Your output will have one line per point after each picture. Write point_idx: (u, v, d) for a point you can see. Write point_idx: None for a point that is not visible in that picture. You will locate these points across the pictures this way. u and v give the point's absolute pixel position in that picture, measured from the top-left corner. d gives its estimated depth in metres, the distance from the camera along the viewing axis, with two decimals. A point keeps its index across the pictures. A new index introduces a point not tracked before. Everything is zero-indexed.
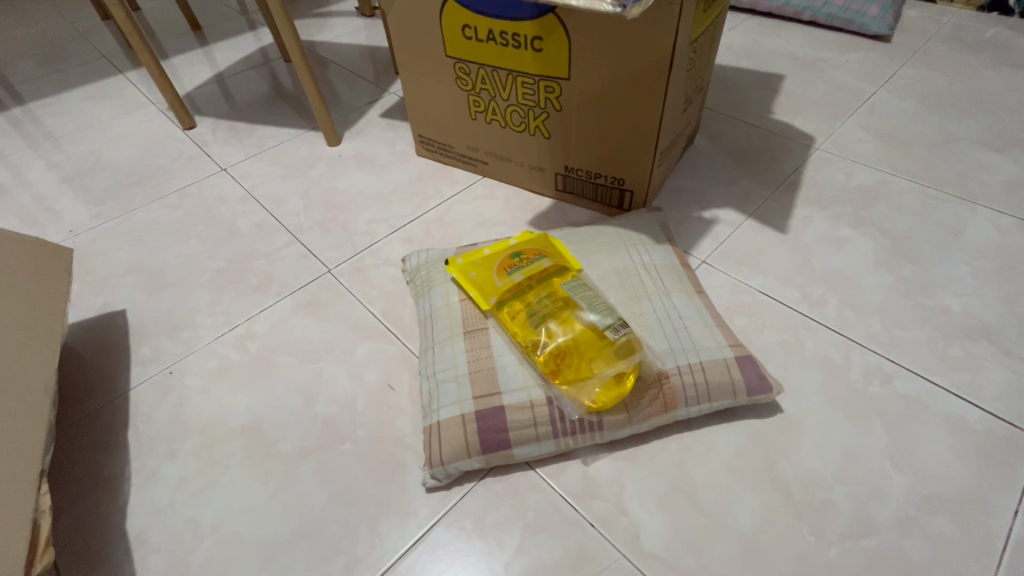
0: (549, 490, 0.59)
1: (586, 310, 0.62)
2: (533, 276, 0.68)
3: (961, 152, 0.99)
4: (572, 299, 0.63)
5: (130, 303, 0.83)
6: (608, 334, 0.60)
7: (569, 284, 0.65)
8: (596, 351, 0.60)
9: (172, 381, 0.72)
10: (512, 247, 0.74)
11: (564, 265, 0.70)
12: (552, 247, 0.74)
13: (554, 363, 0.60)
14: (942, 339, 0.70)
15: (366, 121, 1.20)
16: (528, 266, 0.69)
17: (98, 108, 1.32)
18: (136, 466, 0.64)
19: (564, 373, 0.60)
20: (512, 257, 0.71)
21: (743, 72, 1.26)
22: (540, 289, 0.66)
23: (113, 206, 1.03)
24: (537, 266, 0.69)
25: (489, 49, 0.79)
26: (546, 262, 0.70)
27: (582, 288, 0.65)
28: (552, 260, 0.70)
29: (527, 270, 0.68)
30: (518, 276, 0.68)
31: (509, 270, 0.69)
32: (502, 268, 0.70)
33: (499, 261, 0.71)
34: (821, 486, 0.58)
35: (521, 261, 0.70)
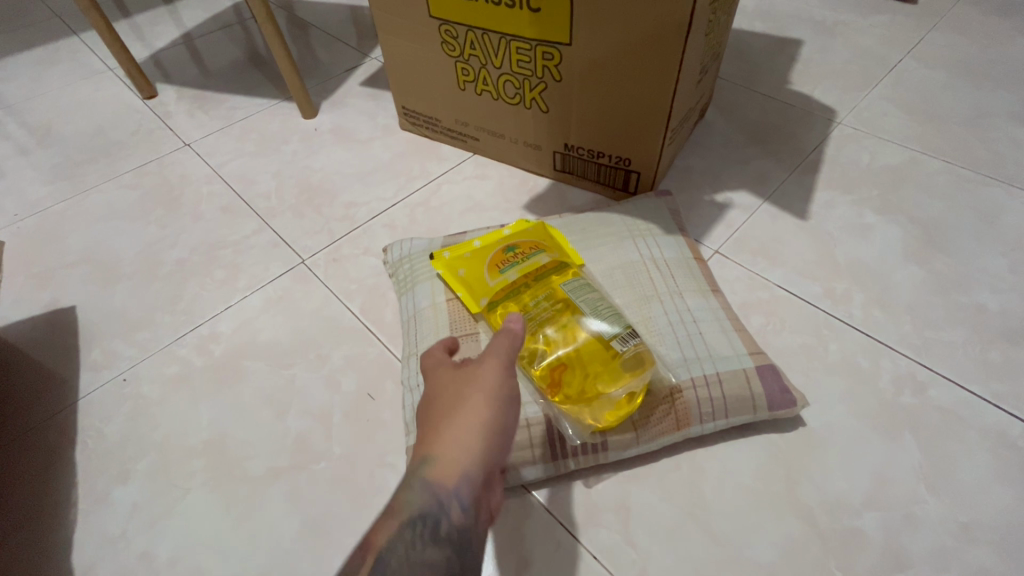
0: (547, 516, 0.53)
1: (590, 314, 0.54)
2: (529, 273, 0.60)
3: (995, 128, 0.91)
4: (574, 301, 0.56)
5: (80, 299, 0.75)
6: (615, 344, 0.52)
7: (572, 286, 0.57)
8: (600, 364, 0.53)
9: (126, 390, 0.65)
10: (505, 239, 0.65)
11: (564, 261, 0.62)
12: (549, 239, 0.66)
13: (551, 377, 0.53)
14: (978, 343, 0.64)
15: (346, 90, 1.10)
16: (524, 262, 0.61)
17: (49, 74, 1.20)
18: (85, 490, 0.57)
19: (563, 388, 0.52)
20: (505, 251, 0.63)
21: (757, 37, 1.16)
22: (536, 286, 0.58)
23: (64, 185, 0.93)
24: (534, 260, 0.61)
25: (478, 8, 0.69)
26: (543, 257, 0.62)
27: (585, 288, 0.57)
28: (551, 255, 0.62)
29: (521, 266, 0.60)
30: (511, 273, 0.60)
31: (502, 267, 0.61)
32: (494, 264, 0.62)
33: (490, 255, 0.63)
34: (848, 513, 0.52)
35: (515, 255, 0.62)
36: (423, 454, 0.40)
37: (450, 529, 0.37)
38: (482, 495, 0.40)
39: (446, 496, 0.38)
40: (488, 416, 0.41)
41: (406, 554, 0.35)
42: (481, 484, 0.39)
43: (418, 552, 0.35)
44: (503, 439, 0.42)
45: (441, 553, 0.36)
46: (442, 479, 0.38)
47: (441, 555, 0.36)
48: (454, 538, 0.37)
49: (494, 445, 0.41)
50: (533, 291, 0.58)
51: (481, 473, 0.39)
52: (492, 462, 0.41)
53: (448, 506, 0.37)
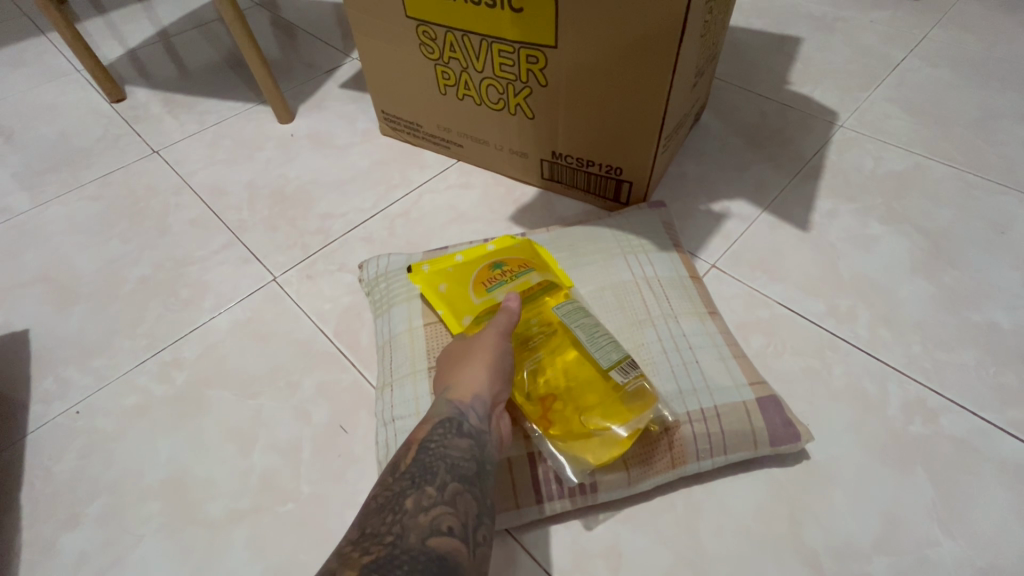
0: (531, 564, 0.49)
1: (586, 342, 0.50)
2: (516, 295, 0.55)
3: (1003, 131, 0.87)
4: (568, 328, 0.52)
5: (35, 322, 0.70)
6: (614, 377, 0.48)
7: (566, 309, 0.53)
8: (596, 400, 0.49)
9: (80, 424, 0.60)
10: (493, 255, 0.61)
11: (555, 282, 0.57)
12: (539, 256, 0.62)
13: (542, 413, 0.49)
14: (991, 365, 0.60)
15: (324, 92, 1.04)
16: (514, 281, 0.56)
17: (13, 76, 1.14)
18: (30, 537, 0.52)
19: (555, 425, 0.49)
20: (491, 269, 0.58)
21: (754, 34, 1.11)
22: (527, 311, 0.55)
23: (23, 196, 0.88)
24: (525, 279, 0.57)
25: (457, 7, 0.64)
26: (534, 275, 0.57)
27: (578, 312, 0.53)
28: (541, 274, 0.57)
29: (509, 287, 0.56)
30: (499, 293, 0.56)
31: (489, 286, 0.56)
32: (479, 282, 0.57)
33: (476, 272, 0.59)
34: (857, 557, 0.48)
35: (504, 273, 0.57)
36: (445, 386, 0.47)
37: (472, 428, 0.43)
38: (495, 415, 0.46)
39: (465, 407, 0.44)
40: (494, 352, 0.48)
41: (441, 440, 0.40)
42: (493, 404, 0.46)
43: (449, 440, 0.41)
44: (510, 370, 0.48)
45: (468, 442, 0.41)
46: (460, 397, 0.45)
47: (468, 443, 0.41)
48: (476, 435, 0.42)
49: (503, 375, 0.47)
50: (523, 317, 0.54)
51: (491, 395, 0.46)
52: (501, 389, 0.47)
53: (467, 412, 0.44)
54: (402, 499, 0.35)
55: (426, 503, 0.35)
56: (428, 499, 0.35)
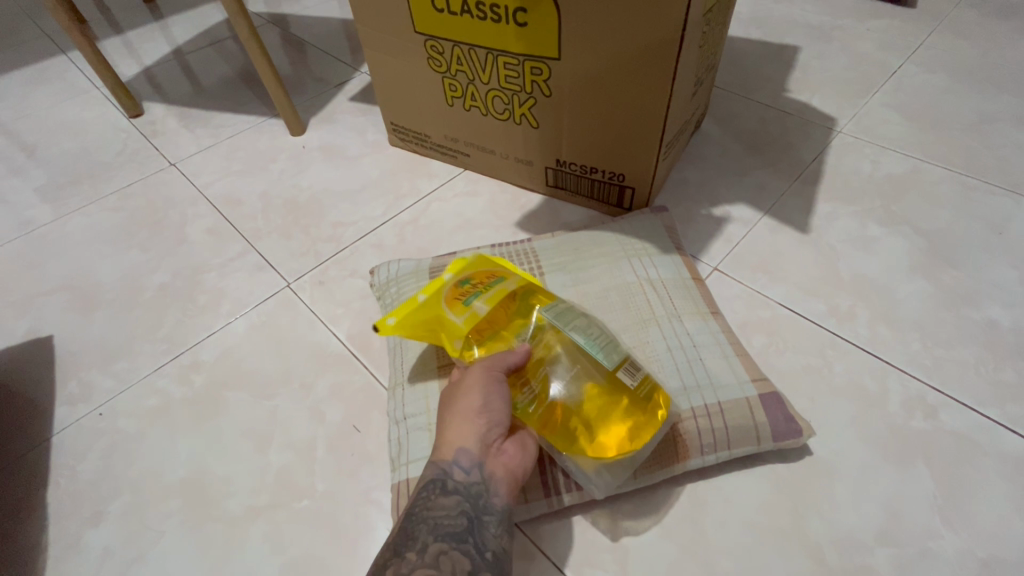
0: (541, 559, 0.50)
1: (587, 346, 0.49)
2: (499, 304, 0.53)
3: (1000, 134, 0.88)
4: (565, 333, 0.51)
5: (59, 328, 0.72)
6: (626, 378, 0.48)
7: (554, 314, 0.52)
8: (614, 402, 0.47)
9: (102, 425, 0.62)
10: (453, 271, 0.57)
11: (529, 286, 0.56)
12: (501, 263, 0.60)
13: (562, 427, 0.48)
14: (990, 360, 0.61)
15: (335, 106, 1.08)
16: (489, 292, 0.54)
17: (36, 94, 1.19)
18: (55, 533, 0.54)
19: (577, 438, 0.47)
20: (460, 284, 0.54)
21: (753, 43, 1.14)
22: (518, 323, 0.53)
23: (47, 208, 0.91)
24: (500, 288, 0.54)
25: (464, 23, 0.66)
26: (507, 282, 0.55)
27: (568, 313, 0.52)
28: (513, 280, 0.55)
29: (488, 297, 0.53)
30: (479, 305, 0.53)
31: (466, 300, 0.53)
32: (453, 299, 0.53)
33: (445, 291, 0.54)
34: (860, 550, 0.49)
35: (474, 287, 0.54)
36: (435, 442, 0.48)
37: (456, 484, 0.44)
38: (489, 459, 0.46)
39: (449, 464, 0.46)
40: (472, 394, 0.48)
41: (425, 503, 0.43)
42: (483, 449, 0.46)
43: (433, 502, 0.43)
44: (499, 404, 0.47)
45: (456, 501, 0.43)
46: (444, 454, 0.46)
47: (452, 501, 0.43)
48: (461, 491, 0.44)
49: (489, 414, 0.47)
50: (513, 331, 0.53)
51: (477, 442, 0.46)
52: (492, 429, 0.47)
53: (451, 469, 0.45)
54: (387, 567, 0.38)
55: (406, 569, 0.38)
56: (409, 564, 0.38)
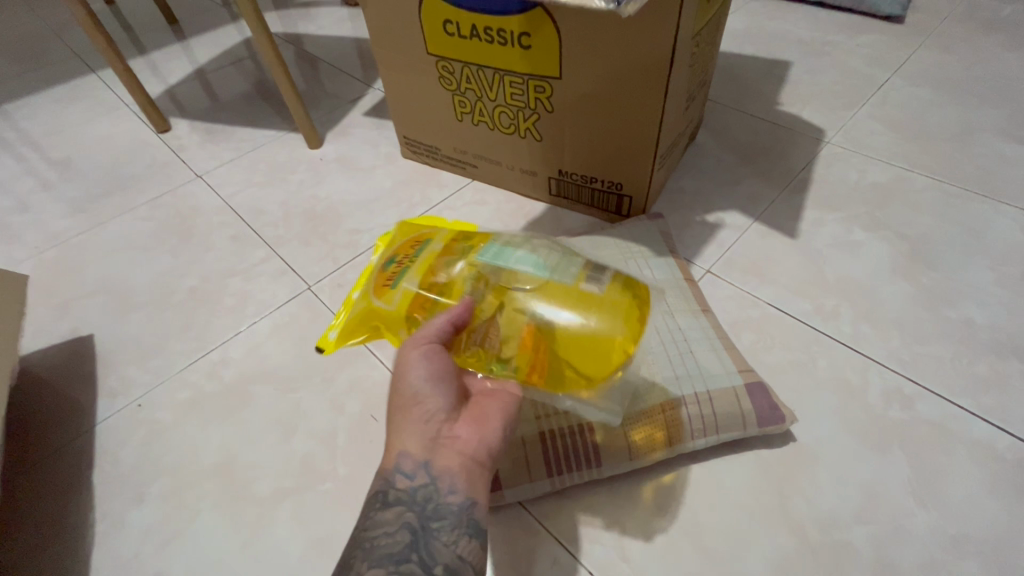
0: (544, 534, 0.55)
1: (540, 272, 0.53)
2: (428, 270, 0.56)
3: (981, 144, 0.93)
4: (511, 268, 0.53)
5: (98, 328, 0.78)
6: (595, 287, 0.52)
7: (490, 254, 0.55)
8: (595, 311, 0.50)
9: (141, 416, 0.67)
10: (383, 257, 0.63)
11: (453, 244, 0.58)
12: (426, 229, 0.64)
13: (563, 360, 0.49)
14: (965, 356, 0.65)
15: (349, 120, 1.14)
16: (417, 260, 0.57)
17: (69, 111, 1.26)
18: (101, 513, 0.60)
19: (579, 362, 0.49)
20: (386, 269, 0.59)
21: (747, 59, 1.20)
22: (449, 273, 0.55)
23: (83, 218, 0.98)
24: (426, 251, 0.58)
25: (473, 46, 0.72)
26: (433, 244, 0.59)
27: (503, 250, 0.55)
28: (438, 246, 0.59)
29: (415, 269, 0.56)
30: (408, 282, 0.55)
31: (393, 283, 0.56)
32: (381, 286, 0.57)
33: (373, 281, 0.59)
34: (839, 527, 0.53)
35: (401, 264, 0.58)
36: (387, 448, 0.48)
37: (397, 494, 0.44)
38: (435, 452, 0.45)
39: (391, 473, 0.45)
40: (406, 382, 0.47)
41: (367, 521, 0.43)
42: (428, 444, 0.45)
43: (375, 519, 0.43)
44: (432, 386, 0.46)
45: (398, 512, 0.43)
46: (388, 462, 0.45)
47: (394, 515, 0.43)
48: (403, 501, 0.44)
49: (427, 398, 0.46)
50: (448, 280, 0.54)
51: (421, 439, 0.45)
52: (433, 416, 0.46)
53: (393, 480, 0.45)
54: None
55: None
56: None
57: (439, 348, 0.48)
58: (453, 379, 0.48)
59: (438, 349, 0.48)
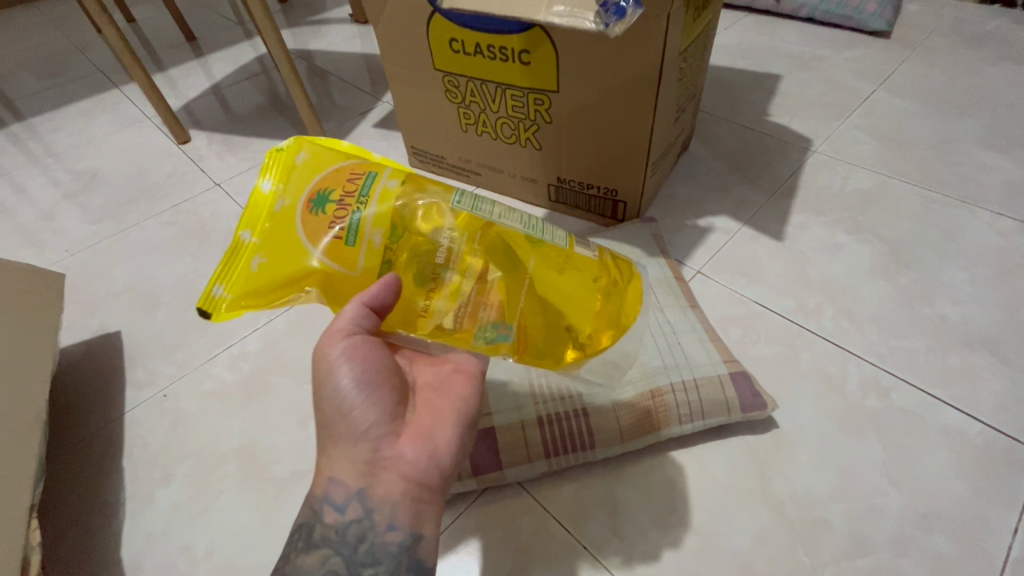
0: (542, 511, 0.59)
1: (536, 232, 0.51)
2: (390, 218, 0.47)
3: (961, 153, 0.98)
4: (500, 224, 0.50)
5: (125, 324, 0.83)
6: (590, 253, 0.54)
7: (466, 203, 0.50)
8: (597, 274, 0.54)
9: (167, 405, 0.72)
10: (301, 184, 0.48)
11: (408, 185, 0.49)
12: (357, 158, 0.51)
13: (567, 319, 0.51)
14: (939, 349, 0.69)
15: (360, 131, 1.20)
16: (370, 199, 0.47)
17: (95, 124, 1.33)
18: (131, 492, 0.64)
19: (586, 320, 0.52)
20: (320, 209, 0.47)
21: (739, 72, 1.25)
22: (414, 224, 0.48)
23: (110, 223, 1.04)
24: (375, 188, 0.48)
25: (477, 62, 0.77)
26: (383, 179, 0.48)
27: (484, 204, 0.51)
28: (391, 186, 0.48)
29: (369, 216, 0.47)
30: (362, 235, 0.46)
31: (341, 234, 0.46)
32: (320, 234, 0.46)
33: (302, 224, 0.47)
34: (816, 505, 0.57)
35: (345, 205, 0.47)
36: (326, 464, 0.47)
37: (321, 535, 0.44)
38: (371, 480, 0.43)
39: (319, 507, 0.45)
40: (339, 393, 0.43)
41: (294, 561, 0.44)
42: (362, 466, 0.43)
43: (300, 560, 0.44)
44: (361, 399, 0.43)
45: (321, 556, 0.43)
46: (318, 489, 0.45)
47: (316, 560, 0.43)
48: (326, 543, 0.44)
49: (357, 417, 0.43)
50: (415, 237, 0.48)
51: (353, 462, 0.43)
52: (366, 436, 0.43)
53: (320, 516, 0.44)
54: None
55: None
56: None
57: (366, 348, 0.45)
58: (384, 390, 0.45)
59: (369, 356, 0.45)
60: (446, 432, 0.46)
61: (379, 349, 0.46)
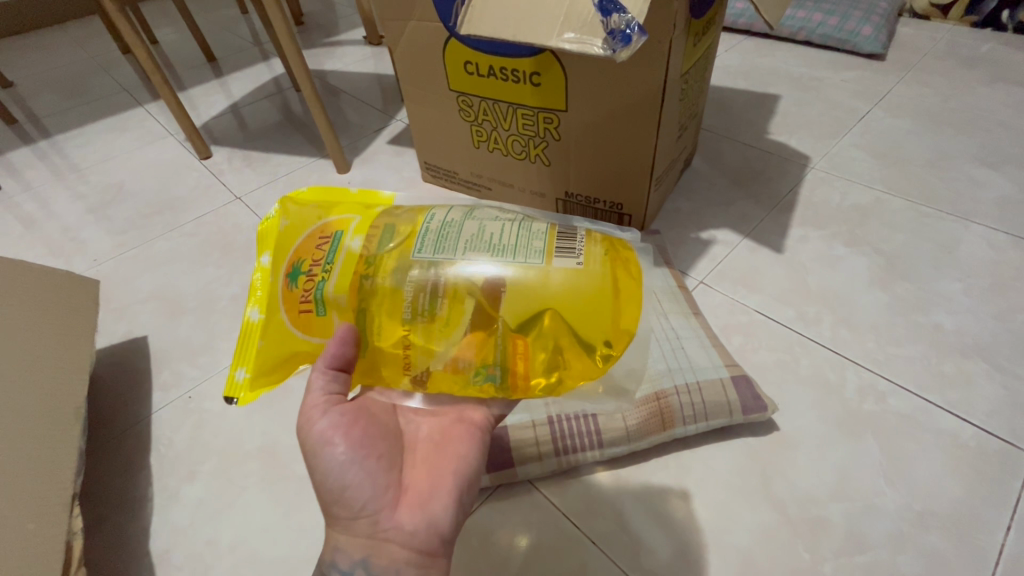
0: (551, 508, 0.61)
1: (501, 257, 0.51)
2: (357, 276, 0.51)
3: (955, 169, 1.02)
4: (462, 259, 0.51)
5: (151, 330, 0.87)
6: (568, 265, 0.50)
7: (427, 248, 0.52)
8: (575, 283, 0.50)
9: (191, 405, 0.75)
10: (280, 262, 0.53)
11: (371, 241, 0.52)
12: (327, 216, 0.55)
13: (548, 342, 0.50)
14: (934, 356, 0.72)
15: (374, 148, 1.25)
16: (335, 264, 0.51)
17: (119, 140, 1.39)
18: (158, 488, 0.67)
19: (567, 340, 0.50)
20: (297, 283, 0.51)
21: (739, 93, 1.30)
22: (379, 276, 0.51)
23: (136, 235, 1.08)
24: (340, 252, 0.52)
25: (490, 83, 0.82)
26: (347, 239, 0.52)
27: (445, 243, 0.52)
28: (356, 245, 0.52)
29: (337, 280, 0.50)
30: (333, 300, 0.50)
31: (318, 304, 0.50)
32: (302, 306, 0.51)
33: (285, 301, 0.51)
34: (817, 504, 0.60)
35: (315, 274, 0.51)
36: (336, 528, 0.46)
37: None
38: (374, 551, 0.42)
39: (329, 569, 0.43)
40: (327, 475, 0.42)
41: None
42: (363, 540, 0.42)
43: None
44: (352, 476, 0.42)
45: None
46: (326, 557, 0.43)
47: None
48: None
49: (350, 494, 0.42)
50: (384, 287, 0.51)
51: (355, 536, 0.42)
52: (363, 511, 0.42)
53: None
54: None
55: None
56: None
57: (346, 421, 0.44)
58: (375, 460, 0.44)
59: (352, 431, 0.44)
60: (444, 497, 0.44)
61: (365, 420, 0.46)
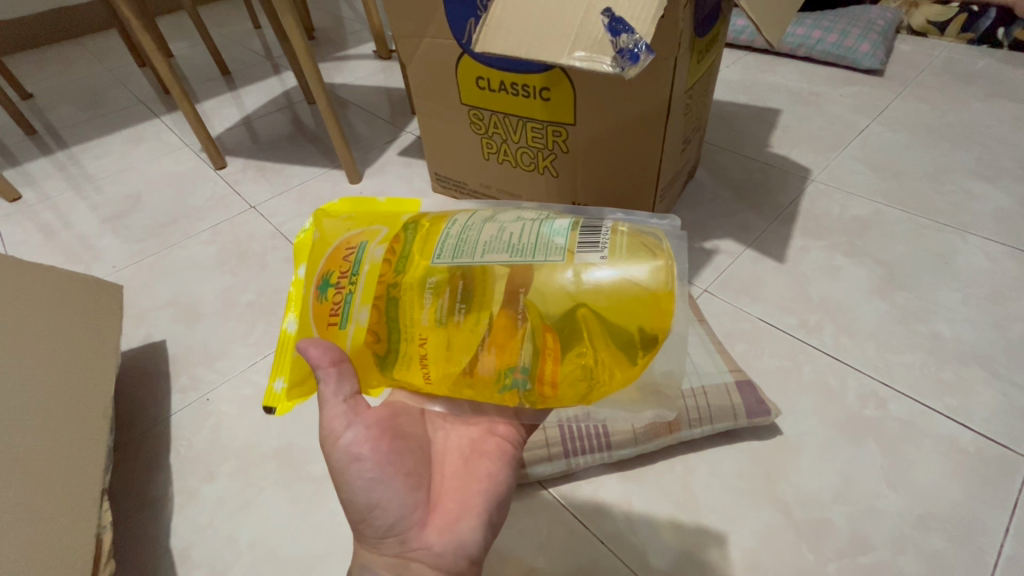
0: (561, 507, 0.63)
1: (521, 258, 0.48)
2: (381, 286, 0.50)
3: (953, 182, 1.04)
4: (482, 264, 0.49)
5: (169, 335, 0.89)
6: (591, 263, 0.48)
7: (446, 254, 0.50)
8: (602, 280, 0.47)
9: (209, 408, 0.77)
10: (313, 271, 0.54)
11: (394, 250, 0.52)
12: (353, 225, 0.55)
13: (579, 344, 0.49)
14: (933, 364, 0.74)
15: (385, 160, 1.28)
16: (360, 277, 0.50)
17: (135, 152, 1.42)
18: (178, 488, 0.69)
19: (597, 340, 0.49)
20: (326, 296, 0.51)
21: (741, 107, 1.33)
22: (401, 285, 0.50)
23: (152, 243, 1.11)
24: (364, 264, 0.51)
25: (501, 98, 0.85)
26: (370, 249, 0.52)
27: (464, 249, 0.49)
28: (381, 255, 0.51)
29: (362, 292, 0.50)
30: (359, 314, 0.49)
31: (345, 316, 0.50)
32: (331, 318, 0.51)
33: (316, 314, 0.52)
34: (820, 506, 0.61)
35: (342, 286, 0.51)
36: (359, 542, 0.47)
37: None
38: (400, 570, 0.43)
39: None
40: (358, 492, 0.43)
41: None
42: (390, 558, 0.43)
43: None
44: (381, 495, 0.43)
45: None
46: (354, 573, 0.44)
47: None
48: None
49: (380, 514, 0.43)
50: (405, 295, 0.50)
51: (383, 553, 0.43)
52: (392, 530, 0.43)
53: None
54: None
55: None
56: None
57: (375, 439, 0.45)
58: (403, 479, 0.45)
59: (382, 449, 0.45)
60: (471, 518, 0.45)
61: (390, 436, 0.47)
